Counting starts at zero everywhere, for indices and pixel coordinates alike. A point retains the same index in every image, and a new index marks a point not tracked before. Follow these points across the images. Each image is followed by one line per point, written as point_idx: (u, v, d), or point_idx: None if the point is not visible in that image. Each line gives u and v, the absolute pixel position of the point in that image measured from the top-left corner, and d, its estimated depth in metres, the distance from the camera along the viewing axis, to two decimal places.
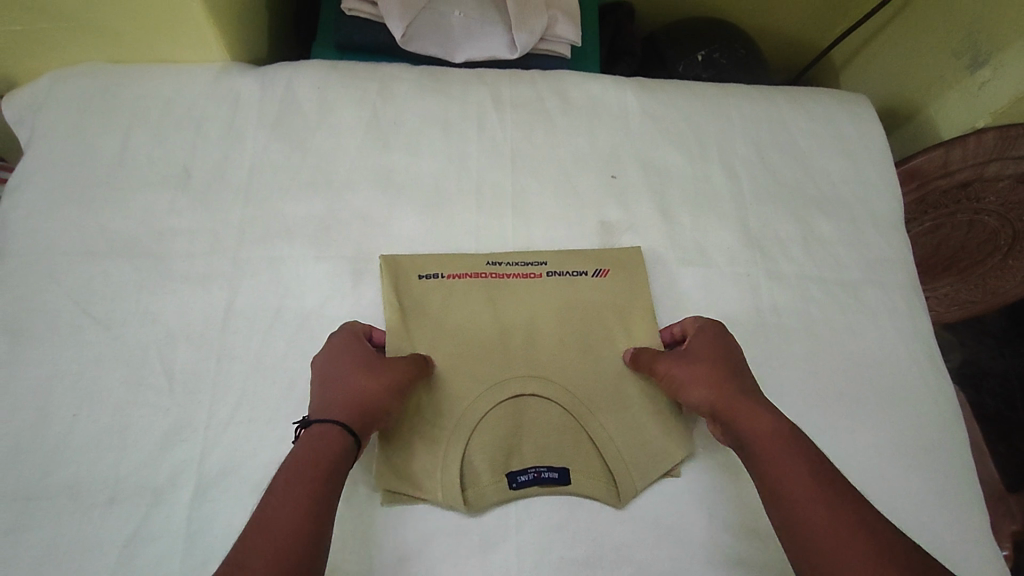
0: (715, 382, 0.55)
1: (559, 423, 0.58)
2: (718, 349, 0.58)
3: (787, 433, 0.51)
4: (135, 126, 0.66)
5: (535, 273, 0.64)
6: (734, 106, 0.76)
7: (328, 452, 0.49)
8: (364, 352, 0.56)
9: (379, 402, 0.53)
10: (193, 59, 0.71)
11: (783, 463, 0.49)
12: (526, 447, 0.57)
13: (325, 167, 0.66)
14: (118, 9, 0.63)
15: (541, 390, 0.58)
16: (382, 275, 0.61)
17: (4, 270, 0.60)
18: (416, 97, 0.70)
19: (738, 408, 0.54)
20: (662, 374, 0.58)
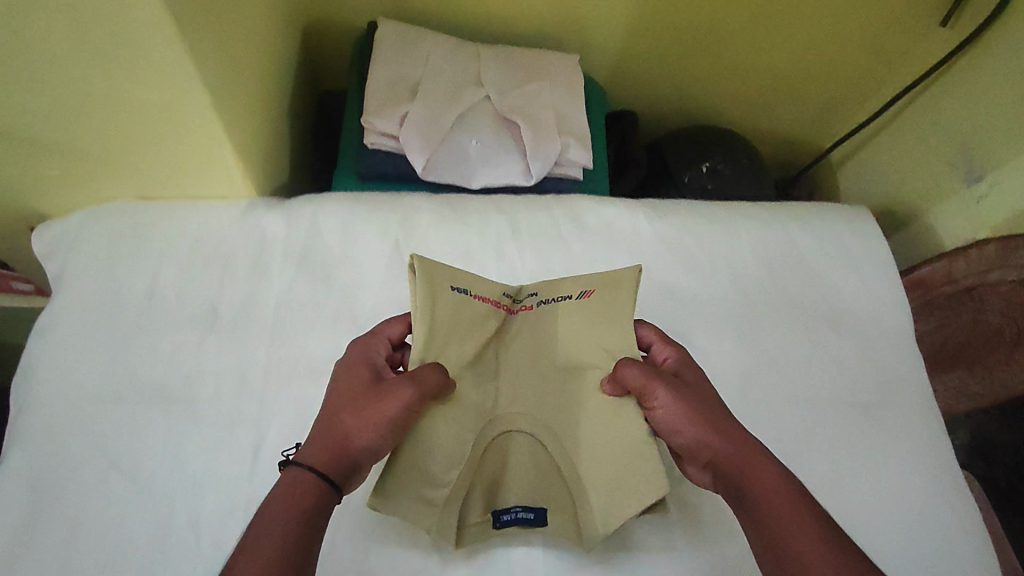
0: (717, 423, 0.52)
1: (545, 460, 0.57)
2: (711, 389, 0.56)
3: (795, 491, 0.48)
4: (165, 266, 0.68)
5: (528, 305, 0.62)
6: (740, 227, 0.80)
7: (311, 489, 0.46)
8: (371, 370, 0.54)
9: (378, 424, 0.50)
10: (219, 196, 0.73)
11: (795, 523, 0.46)
12: (511, 486, 0.57)
13: (350, 302, 0.68)
14: (152, 153, 0.66)
15: (532, 429, 0.58)
16: (414, 280, 0.57)
17: (33, 422, 0.60)
18: (436, 228, 0.72)
19: (743, 456, 0.50)
20: (660, 402, 0.53)
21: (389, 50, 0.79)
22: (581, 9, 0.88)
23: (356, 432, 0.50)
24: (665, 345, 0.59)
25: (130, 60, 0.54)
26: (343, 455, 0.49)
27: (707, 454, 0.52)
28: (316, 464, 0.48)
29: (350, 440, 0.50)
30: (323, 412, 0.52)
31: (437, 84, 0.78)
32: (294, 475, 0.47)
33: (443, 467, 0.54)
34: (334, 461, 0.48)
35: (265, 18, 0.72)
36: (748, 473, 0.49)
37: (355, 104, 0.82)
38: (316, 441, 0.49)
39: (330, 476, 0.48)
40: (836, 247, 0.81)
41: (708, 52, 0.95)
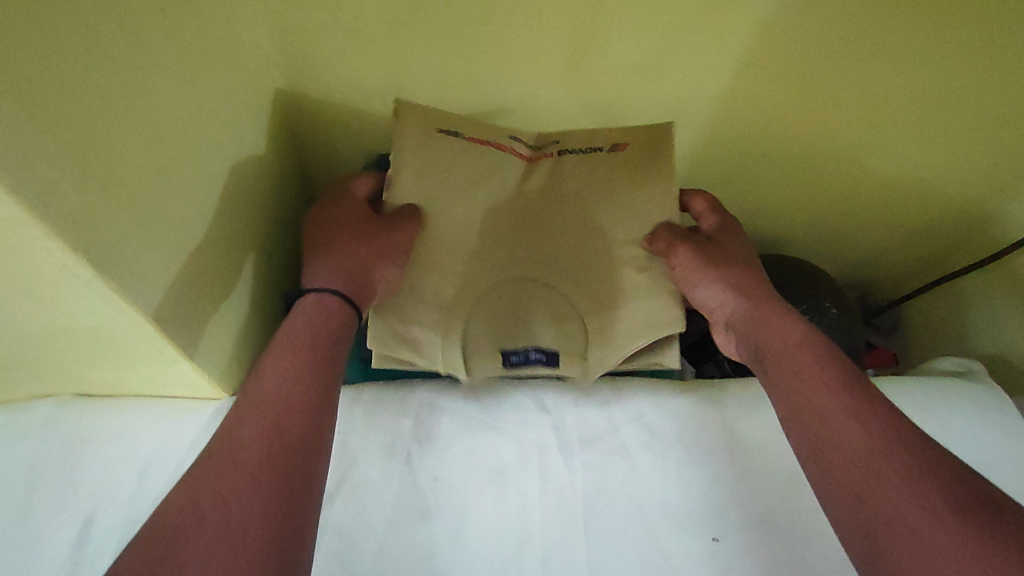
0: (738, 283, 0.57)
1: (552, 295, 0.59)
2: (746, 255, 0.60)
3: (811, 346, 0.51)
4: (101, 505, 0.51)
5: (548, 153, 0.60)
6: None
7: (332, 310, 0.52)
8: (362, 206, 0.58)
9: (386, 253, 0.55)
10: (181, 400, 0.57)
11: (805, 367, 0.50)
12: (525, 328, 0.59)
13: (347, 558, 0.50)
14: (88, 362, 0.49)
15: (551, 280, 0.59)
16: (400, 124, 0.56)
17: None
18: (460, 439, 0.57)
19: (760, 313, 0.55)
20: (681, 258, 0.59)
21: None
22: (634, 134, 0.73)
23: (367, 258, 0.54)
24: (711, 213, 0.63)
25: (34, 297, 0.38)
26: (356, 282, 0.54)
27: (724, 311, 0.57)
28: (337, 292, 0.52)
29: (361, 266, 0.54)
30: (326, 247, 0.55)
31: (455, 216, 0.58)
32: (315, 300, 0.52)
33: (444, 300, 0.58)
34: (350, 286, 0.53)
35: (245, 169, 0.57)
36: (762, 325, 0.55)
37: None
38: (329, 268, 0.54)
39: (349, 298, 0.53)
40: (974, 452, 0.65)
41: (790, 174, 0.80)
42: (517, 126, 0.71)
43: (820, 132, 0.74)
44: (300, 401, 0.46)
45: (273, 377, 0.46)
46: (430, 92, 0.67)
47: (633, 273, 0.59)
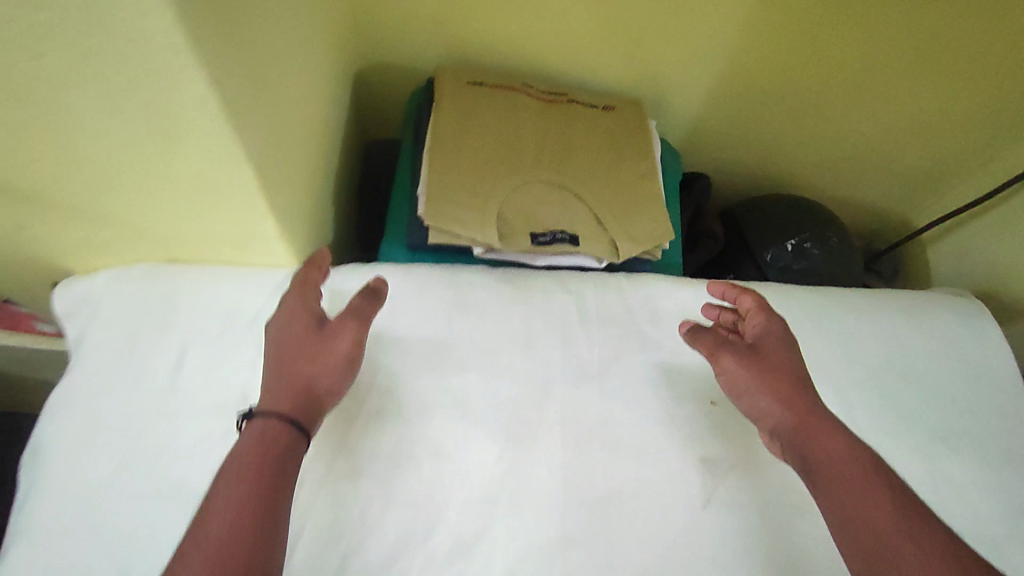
0: (787, 395, 0.55)
1: (567, 190, 0.70)
2: (795, 359, 0.57)
3: (859, 458, 0.50)
4: (194, 344, 0.62)
5: (559, 99, 0.76)
6: (836, 321, 0.72)
7: (278, 433, 0.48)
8: (313, 315, 0.56)
9: (337, 361, 0.53)
10: (256, 264, 0.66)
11: (862, 492, 0.48)
12: (547, 214, 0.68)
13: (397, 394, 0.60)
14: (186, 221, 0.59)
15: (563, 177, 0.70)
16: (439, 80, 0.74)
17: (37, 518, 0.54)
18: (495, 311, 0.65)
19: (810, 427, 0.53)
20: (725, 367, 0.58)
21: (454, 113, 0.71)
22: (660, 69, 0.80)
23: (308, 376, 0.52)
24: (758, 313, 0.60)
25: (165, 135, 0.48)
26: (305, 402, 0.51)
27: (770, 423, 0.55)
28: (283, 414, 0.49)
29: (313, 381, 0.52)
30: (274, 367, 0.52)
31: (486, 134, 0.71)
32: (262, 424, 0.49)
33: (478, 187, 0.67)
34: (301, 407, 0.50)
35: (317, 73, 0.65)
36: (812, 440, 0.52)
37: (409, 166, 0.76)
38: (278, 392, 0.51)
39: (296, 421, 0.50)
40: (951, 357, 0.72)
41: (801, 114, 0.87)
42: (554, 57, 0.79)
43: (831, 74, 0.81)
44: (252, 524, 0.43)
45: (214, 515, 0.43)
46: (478, 15, 0.74)
47: (634, 181, 0.72)
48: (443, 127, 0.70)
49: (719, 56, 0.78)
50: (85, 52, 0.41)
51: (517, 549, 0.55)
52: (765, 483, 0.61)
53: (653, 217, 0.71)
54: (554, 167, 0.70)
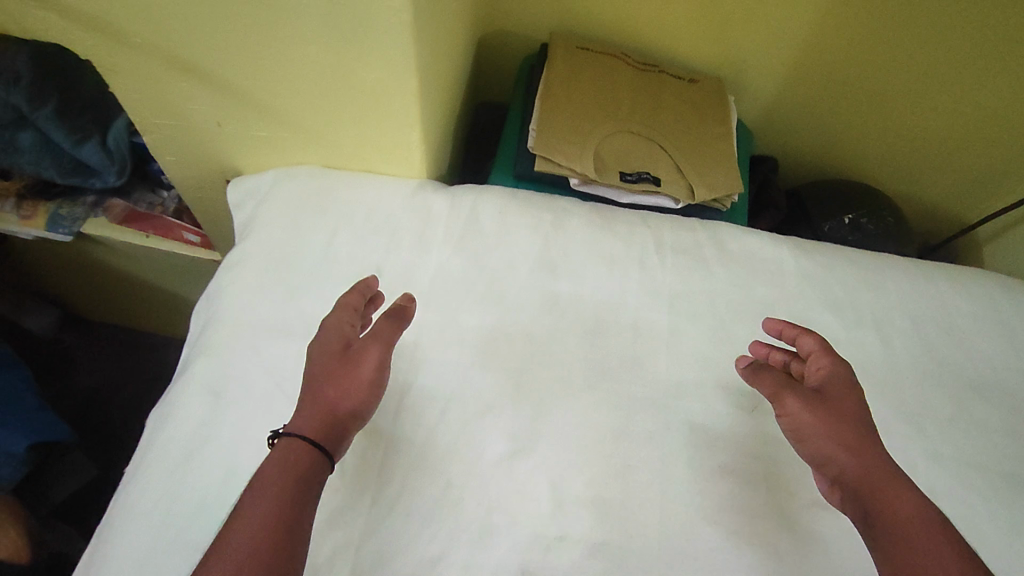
0: (853, 444, 0.54)
1: (652, 142, 0.83)
2: (861, 408, 0.57)
3: (926, 519, 0.49)
4: (340, 228, 0.76)
5: (650, 69, 0.90)
6: (897, 280, 0.78)
7: (302, 454, 0.51)
8: (341, 339, 0.59)
9: (363, 381, 0.56)
10: (395, 173, 0.81)
11: (930, 554, 0.47)
12: (634, 159, 0.82)
13: (499, 285, 0.72)
14: (348, 126, 0.76)
15: (649, 131, 0.84)
16: (552, 45, 0.89)
17: (213, 339, 0.69)
18: (586, 232, 0.76)
19: (877, 481, 0.52)
20: (789, 409, 0.57)
21: (564, 72, 0.86)
22: (742, 54, 0.91)
23: (332, 401, 0.55)
24: (821, 354, 0.60)
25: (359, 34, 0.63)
26: (330, 424, 0.54)
27: (834, 470, 0.54)
28: (307, 437, 0.52)
29: (338, 403, 0.55)
30: (304, 392, 0.56)
31: (588, 91, 0.85)
32: (286, 445, 0.52)
33: (580, 132, 0.82)
34: (323, 432, 0.53)
35: (459, 23, 0.79)
36: (877, 496, 0.51)
37: (518, 113, 0.90)
38: (305, 415, 0.54)
39: (321, 444, 0.52)
40: (1001, 323, 0.77)
41: (866, 109, 0.96)
42: (651, 36, 0.92)
43: (897, 70, 0.90)
44: (271, 539, 0.47)
45: (236, 530, 0.47)
46: None
47: (709, 141, 0.85)
48: (553, 81, 0.85)
49: (796, 43, 0.89)
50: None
51: (589, 418, 0.65)
52: None
53: (724, 170, 0.83)
54: (642, 122, 0.84)
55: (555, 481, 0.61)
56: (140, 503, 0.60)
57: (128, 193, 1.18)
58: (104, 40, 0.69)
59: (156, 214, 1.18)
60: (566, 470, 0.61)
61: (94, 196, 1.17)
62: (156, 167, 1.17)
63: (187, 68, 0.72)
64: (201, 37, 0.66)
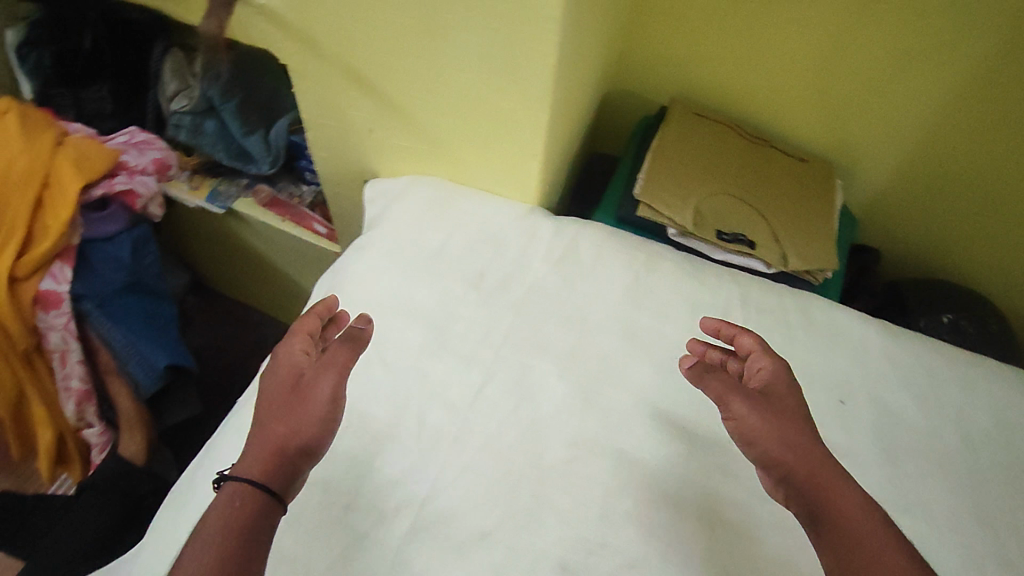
0: (796, 443, 0.56)
1: (753, 207, 0.88)
2: (800, 408, 0.59)
3: (867, 515, 0.51)
4: (455, 233, 0.85)
5: (762, 142, 0.95)
6: (989, 381, 0.76)
7: (248, 499, 0.50)
8: (293, 370, 0.58)
9: (315, 414, 0.56)
10: (510, 198, 0.91)
11: (877, 549, 0.49)
12: (732, 220, 0.87)
13: (585, 308, 0.78)
14: (480, 150, 0.86)
15: (751, 197, 0.88)
16: (671, 108, 0.97)
17: (331, 304, 0.78)
18: (675, 277, 0.81)
19: (822, 478, 0.54)
20: (737, 413, 0.58)
21: (677, 133, 0.93)
22: (853, 143, 0.96)
23: (279, 438, 0.54)
24: (761, 354, 0.62)
25: (510, 69, 0.75)
26: (281, 461, 0.53)
27: (782, 470, 0.55)
28: (253, 481, 0.51)
29: (288, 439, 0.54)
30: (254, 431, 0.54)
31: (698, 152, 0.92)
32: (231, 492, 0.50)
33: (685, 189, 0.88)
34: (274, 469, 0.52)
35: (590, 77, 0.90)
36: (825, 492, 0.53)
37: (630, 161, 0.97)
38: (252, 456, 0.52)
39: (268, 488, 0.51)
40: None
41: (979, 213, 0.96)
42: (766, 114, 0.98)
43: (1011, 178, 0.90)
44: None
45: None
46: (714, 65, 0.95)
47: (809, 216, 0.88)
48: (668, 140, 0.92)
49: (909, 138, 0.92)
50: (496, 14, 0.70)
51: (650, 444, 0.68)
52: (892, 483, 0.67)
53: (820, 245, 0.86)
54: (746, 189, 0.89)
55: (606, 491, 0.64)
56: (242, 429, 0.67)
57: (275, 182, 1.37)
58: (306, 48, 0.86)
59: (295, 204, 1.34)
60: (619, 485, 0.64)
61: (248, 180, 1.37)
62: (303, 163, 1.34)
63: (361, 80, 0.86)
64: (381, 56, 0.81)
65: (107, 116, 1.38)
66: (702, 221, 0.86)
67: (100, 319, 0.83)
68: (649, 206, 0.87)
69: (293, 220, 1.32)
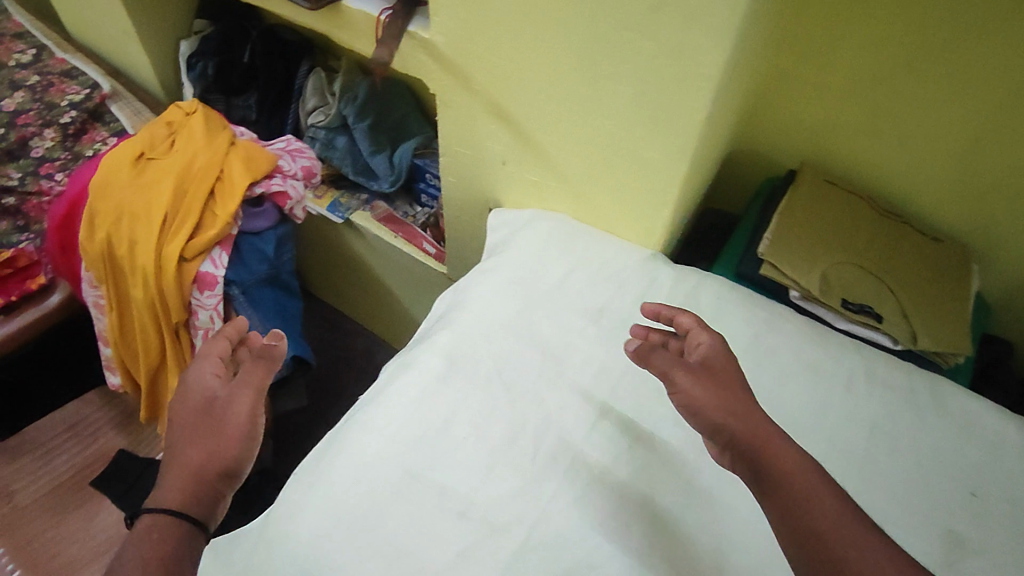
0: (736, 408, 0.60)
1: (881, 280, 0.86)
2: (736, 374, 0.63)
3: (806, 471, 0.55)
4: (578, 267, 0.87)
5: (892, 217, 0.94)
6: None
7: (172, 524, 0.59)
8: (205, 397, 0.69)
9: (235, 435, 0.66)
10: (633, 241, 0.93)
11: (815, 501, 0.53)
12: (858, 291, 0.85)
13: None
14: (611, 193, 0.90)
15: (880, 269, 0.87)
16: (800, 173, 0.97)
17: (456, 319, 0.82)
18: (796, 339, 0.81)
19: (762, 438, 0.57)
20: (681, 385, 0.62)
21: (804, 198, 0.94)
22: (992, 227, 0.93)
23: (199, 461, 0.64)
24: (698, 330, 0.67)
25: (657, 120, 0.78)
26: (201, 483, 0.63)
27: (727, 435, 0.59)
28: (175, 507, 0.60)
29: (208, 465, 0.64)
30: (173, 460, 0.64)
31: (826, 218, 0.91)
32: (154, 519, 0.60)
33: (810, 253, 0.88)
34: (197, 491, 0.62)
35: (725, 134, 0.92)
36: (766, 448, 0.57)
37: (752, 222, 0.98)
38: (172, 486, 0.62)
39: (189, 516, 0.60)
40: None
41: None
42: (900, 188, 0.97)
43: None
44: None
45: None
46: (850, 134, 0.96)
47: (942, 297, 0.85)
48: (795, 203, 0.93)
49: None
50: (655, 67, 0.73)
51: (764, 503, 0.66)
52: None
53: (953, 328, 0.83)
54: (876, 261, 0.88)
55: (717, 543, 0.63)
56: (369, 426, 0.71)
57: (391, 200, 1.45)
58: (459, 82, 0.93)
59: (407, 222, 1.41)
60: (729, 538, 0.63)
61: (367, 195, 1.46)
62: (420, 185, 1.42)
63: (506, 115, 0.92)
64: (529, 97, 0.87)
65: (249, 122, 1.51)
66: (827, 288, 0.85)
67: (243, 304, 0.91)
68: (773, 266, 0.87)
69: (404, 236, 1.38)
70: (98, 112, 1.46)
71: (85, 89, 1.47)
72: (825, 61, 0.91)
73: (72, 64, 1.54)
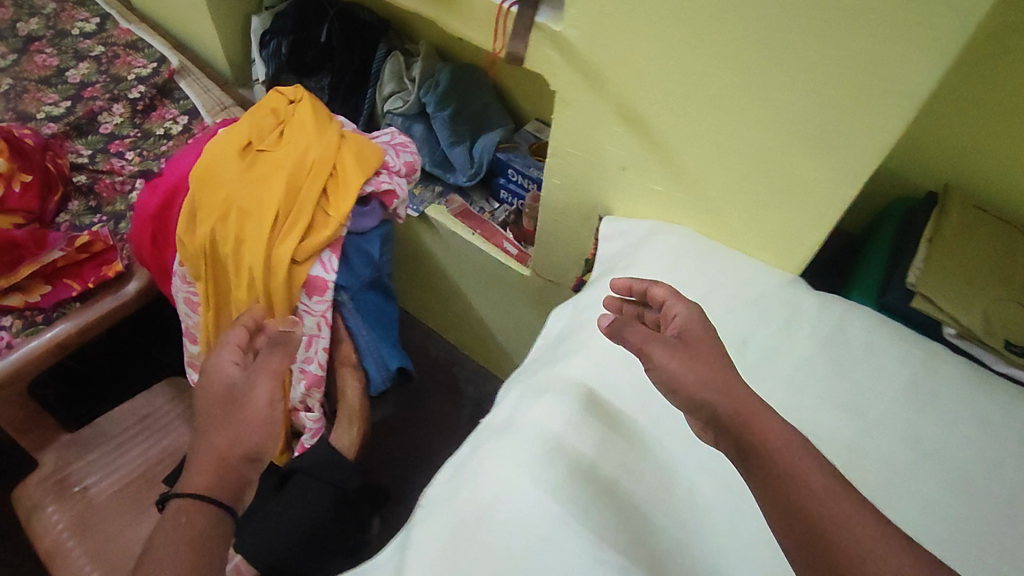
0: (721, 382, 0.53)
1: None
2: (716, 344, 0.57)
3: (793, 446, 0.49)
4: (715, 290, 0.81)
5: None
6: None
7: (203, 512, 0.61)
8: (225, 382, 0.69)
9: (255, 419, 0.67)
10: (766, 263, 0.87)
11: (796, 475, 0.47)
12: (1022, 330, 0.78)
13: (860, 399, 0.72)
14: (752, 210, 0.83)
15: None
16: (948, 197, 0.90)
17: (588, 341, 0.76)
18: (958, 383, 0.74)
19: (746, 414, 0.51)
20: (658, 360, 0.56)
21: (953, 224, 0.86)
22: None
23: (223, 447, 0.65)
24: (675, 302, 0.62)
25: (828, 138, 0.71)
26: (227, 469, 0.64)
27: (708, 412, 0.53)
28: (202, 496, 0.62)
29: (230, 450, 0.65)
30: (199, 447, 0.65)
31: (979, 247, 0.84)
32: (185, 506, 0.62)
33: (967, 285, 0.81)
34: (224, 477, 0.63)
35: None
36: (751, 424, 0.51)
37: (887, 246, 0.91)
38: (200, 474, 0.63)
39: (219, 503, 0.62)
40: None
41: None
42: None
43: None
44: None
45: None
46: (1005, 156, 0.88)
47: None
48: (946, 230, 0.86)
49: None
50: (841, 80, 0.66)
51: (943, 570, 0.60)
52: None
53: None
54: None
55: None
56: (512, 458, 0.65)
57: (467, 195, 1.38)
58: (586, 80, 0.86)
59: (483, 218, 1.34)
60: None
61: (441, 187, 1.38)
62: (499, 181, 1.35)
63: (637, 120, 0.85)
64: (671, 102, 0.80)
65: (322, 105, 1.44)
66: (986, 327, 0.78)
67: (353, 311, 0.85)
68: (925, 298, 0.81)
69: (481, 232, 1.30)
70: (166, 87, 1.41)
71: (153, 63, 1.41)
72: (989, 75, 0.84)
73: (138, 35, 1.48)
